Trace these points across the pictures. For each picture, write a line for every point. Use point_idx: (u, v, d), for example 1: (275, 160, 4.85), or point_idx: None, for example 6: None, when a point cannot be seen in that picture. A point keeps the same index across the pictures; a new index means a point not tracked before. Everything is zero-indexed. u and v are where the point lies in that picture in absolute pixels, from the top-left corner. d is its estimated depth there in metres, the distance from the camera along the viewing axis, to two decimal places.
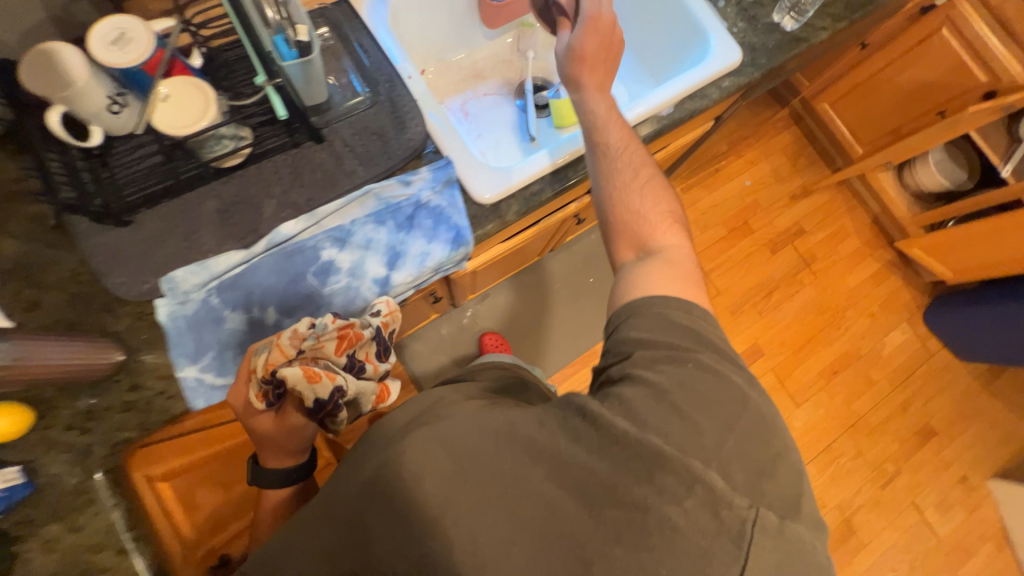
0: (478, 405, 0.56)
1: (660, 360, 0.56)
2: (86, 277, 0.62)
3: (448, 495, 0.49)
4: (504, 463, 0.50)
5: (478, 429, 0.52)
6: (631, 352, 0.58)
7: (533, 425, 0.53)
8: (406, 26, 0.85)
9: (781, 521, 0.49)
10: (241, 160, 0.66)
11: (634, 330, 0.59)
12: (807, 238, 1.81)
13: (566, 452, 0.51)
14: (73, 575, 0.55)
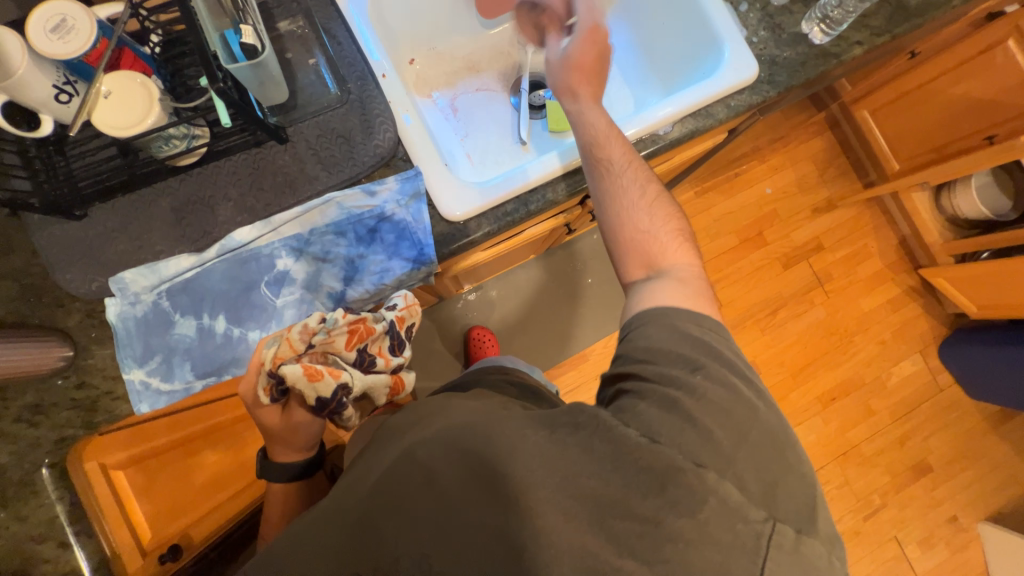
0: (472, 413, 0.55)
1: (678, 371, 0.52)
2: (38, 269, 0.61)
3: (451, 494, 0.48)
4: (509, 468, 0.48)
5: (478, 432, 0.50)
6: (643, 362, 0.54)
7: (543, 433, 0.50)
8: (392, 13, 0.79)
9: (796, 537, 0.47)
10: (199, 158, 0.62)
11: (648, 341, 0.54)
12: (826, 255, 1.70)
13: (576, 461, 0.48)
14: (17, 561, 0.58)
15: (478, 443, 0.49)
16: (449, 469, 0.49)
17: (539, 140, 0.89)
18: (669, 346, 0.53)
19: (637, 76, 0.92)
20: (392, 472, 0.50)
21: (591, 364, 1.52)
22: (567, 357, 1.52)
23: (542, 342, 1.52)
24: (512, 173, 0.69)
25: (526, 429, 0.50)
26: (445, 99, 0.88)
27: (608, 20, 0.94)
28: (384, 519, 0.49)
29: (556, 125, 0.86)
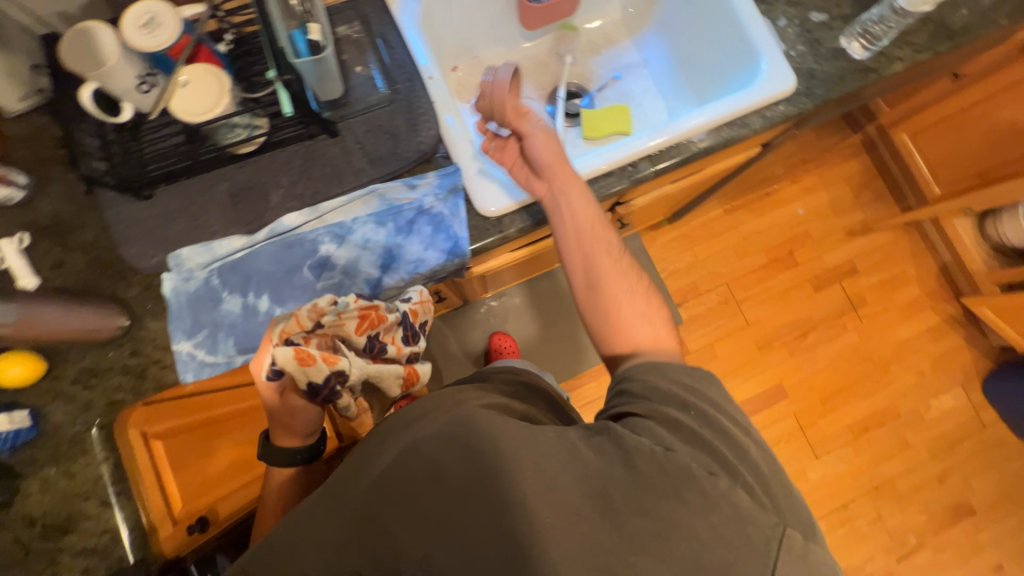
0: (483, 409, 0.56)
1: (670, 406, 0.55)
2: (105, 243, 0.67)
3: (460, 484, 0.49)
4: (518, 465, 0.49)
5: (492, 426, 0.52)
6: (638, 394, 0.57)
7: (552, 432, 0.51)
8: (441, 23, 0.83)
9: (806, 543, 0.46)
10: (256, 148, 0.67)
11: (640, 380, 0.58)
12: (859, 279, 1.65)
13: (589, 462, 0.49)
14: (63, 513, 0.62)
15: (484, 440, 0.50)
16: (457, 458, 0.50)
17: (573, 146, 0.91)
18: (656, 384, 0.57)
19: (672, 89, 0.94)
20: (400, 460, 0.51)
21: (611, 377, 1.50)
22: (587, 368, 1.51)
23: (563, 352, 1.51)
24: None
25: (533, 433, 0.51)
26: (485, 105, 0.93)
27: (645, 36, 0.96)
28: (395, 499, 0.49)
29: (590, 132, 0.88)
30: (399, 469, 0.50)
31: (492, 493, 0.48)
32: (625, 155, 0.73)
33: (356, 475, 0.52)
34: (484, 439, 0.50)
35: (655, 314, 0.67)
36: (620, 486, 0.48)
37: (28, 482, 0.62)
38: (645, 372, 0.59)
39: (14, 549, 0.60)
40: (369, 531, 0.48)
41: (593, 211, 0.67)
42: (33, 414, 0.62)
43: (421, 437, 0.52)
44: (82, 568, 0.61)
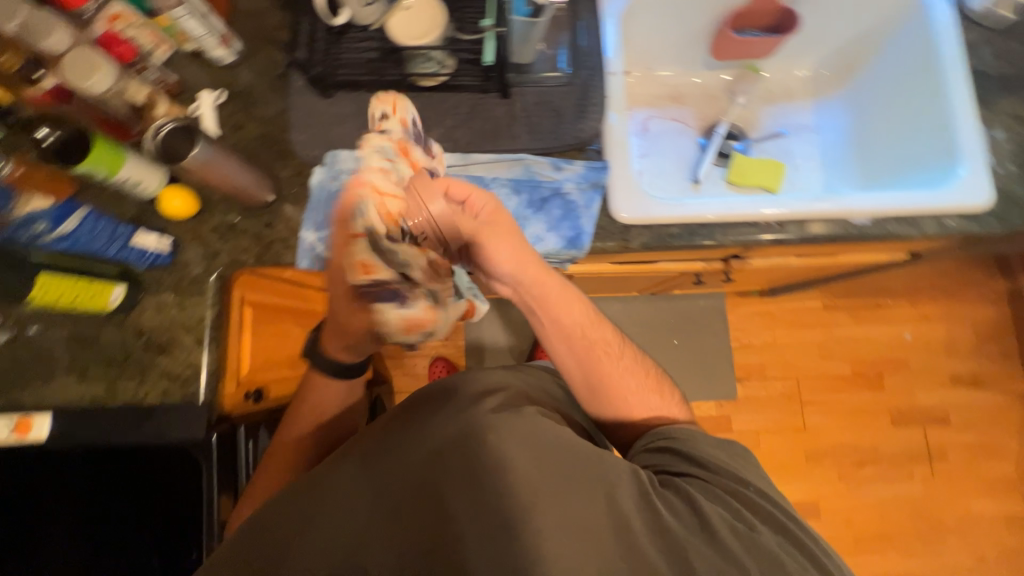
0: (521, 416, 0.58)
1: (702, 464, 0.59)
2: (279, 123, 0.73)
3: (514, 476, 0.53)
4: (563, 483, 0.53)
5: (535, 443, 0.55)
6: (667, 452, 0.61)
7: (600, 461, 0.55)
8: (636, 25, 0.84)
9: None
10: (433, 85, 0.71)
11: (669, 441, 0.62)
12: (947, 432, 1.46)
13: (631, 500, 0.53)
14: (164, 335, 0.69)
15: (525, 452, 0.54)
16: (530, 456, 0.54)
17: (711, 185, 0.88)
18: (693, 445, 0.61)
19: (838, 162, 0.88)
20: (455, 438, 0.55)
21: None
22: None
23: None
24: (687, 202, 0.70)
25: (592, 454, 0.56)
26: (640, 116, 0.91)
27: (830, 102, 0.92)
28: (470, 474, 0.53)
29: (735, 176, 0.86)
30: (460, 448, 0.55)
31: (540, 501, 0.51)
32: (775, 212, 0.70)
33: (412, 437, 0.57)
34: (553, 448, 0.55)
35: (651, 398, 0.67)
36: (680, 531, 0.52)
37: (147, 300, 0.69)
38: (678, 436, 0.62)
39: (120, 350, 0.68)
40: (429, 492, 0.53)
41: (585, 313, 0.64)
42: (173, 244, 0.69)
43: (495, 425, 0.56)
44: (162, 388, 0.67)
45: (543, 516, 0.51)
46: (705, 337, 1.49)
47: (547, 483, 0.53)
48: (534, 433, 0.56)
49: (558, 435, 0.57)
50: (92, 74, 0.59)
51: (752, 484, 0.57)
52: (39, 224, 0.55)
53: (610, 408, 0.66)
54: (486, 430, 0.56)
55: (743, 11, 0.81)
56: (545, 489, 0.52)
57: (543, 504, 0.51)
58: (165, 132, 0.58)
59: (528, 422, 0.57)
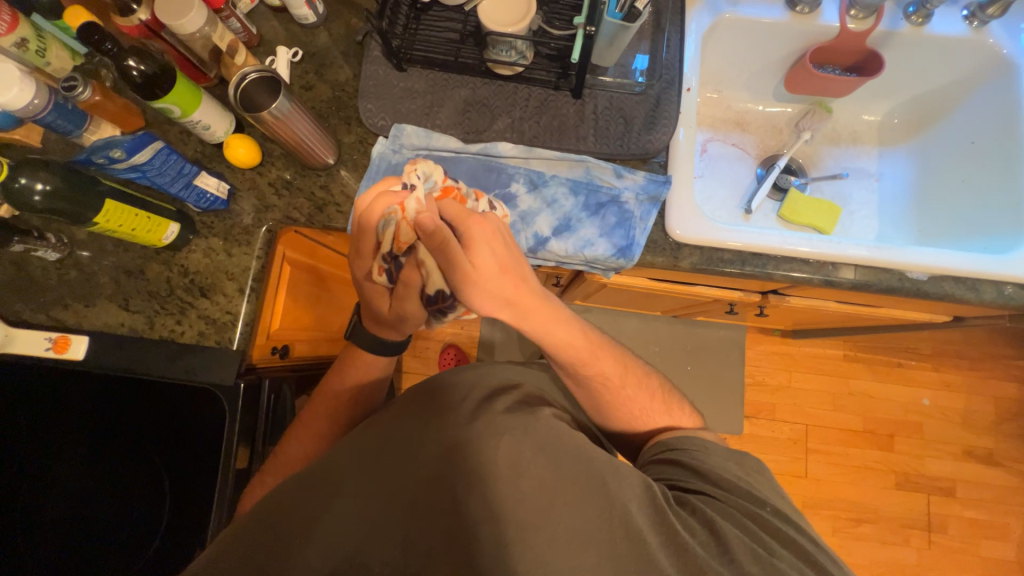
0: (526, 423, 0.53)
1: (706, 471, 0.55)
2: (350, 89, 0.74)
3: (519, 476, 0.48)
4: (569, 490, 0.48)
5: (540, 447, 0.50)
6: (672, 460, 0.58)
7: (614, 473, 0.50)
8: (714, 46, 0.83)
9: None
10: (509, 74, 0.72)
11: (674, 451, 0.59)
12: (952, 504, 1.40)
13: (643, 520, 0.47)
14: (208, 279, 0.69)
15: (531, 457, 0.49)
16: (541, 456, 0.49)
17: (762, 217, 0.87)
18: (698, 459, 0.57)
19: (895, 213, 0.86)
20: (463, 433, 0.51)
21: None
22: None
23: None
24: (746, 229, 0.69)
25: (606, 460, 0.51)
26: (701, 136, 0.90)
27: (896, 152, 0.90)
28: (481, 467, 0.48)
29: (789, 213, 0.84)
30: (467, 442, 0.50)
31: (547, 508, 0.46)
32: (837, 253, 0.68)
33: (423, 427, 0.53)
34: (563, 449, 0.50)
35: (651, 406, 0.64)
36: (699, 552, 0.46)
37: (196, 242, 0.70)
38: (683, 451, 0.58)
39: (164, 286, 0.69)
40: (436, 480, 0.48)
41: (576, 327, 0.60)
42: (230, 192, 0.70)
43: (506, 421, 0.52)
44: (199, 330, 0.68)
45: (554, 521, 0.46)
46: (719, 368, 1.47)
47: (559, 486, 0.48)
48: (544, 433, 0.51)
49: (569, 438, 0.52)
50: (186, 13, 0.60)
51: (769, 502, 0.52)
52: (115, 150, 0.56)
53: (623, 411, 0.64)
54: (497, 426, 0.51)
55: (826, 48, 0.81)
56: (558, 493, 0.47)
57: (557, 509, 0.46)
58: (248, 80, 0.57)
59: (540, 423, 0.52)
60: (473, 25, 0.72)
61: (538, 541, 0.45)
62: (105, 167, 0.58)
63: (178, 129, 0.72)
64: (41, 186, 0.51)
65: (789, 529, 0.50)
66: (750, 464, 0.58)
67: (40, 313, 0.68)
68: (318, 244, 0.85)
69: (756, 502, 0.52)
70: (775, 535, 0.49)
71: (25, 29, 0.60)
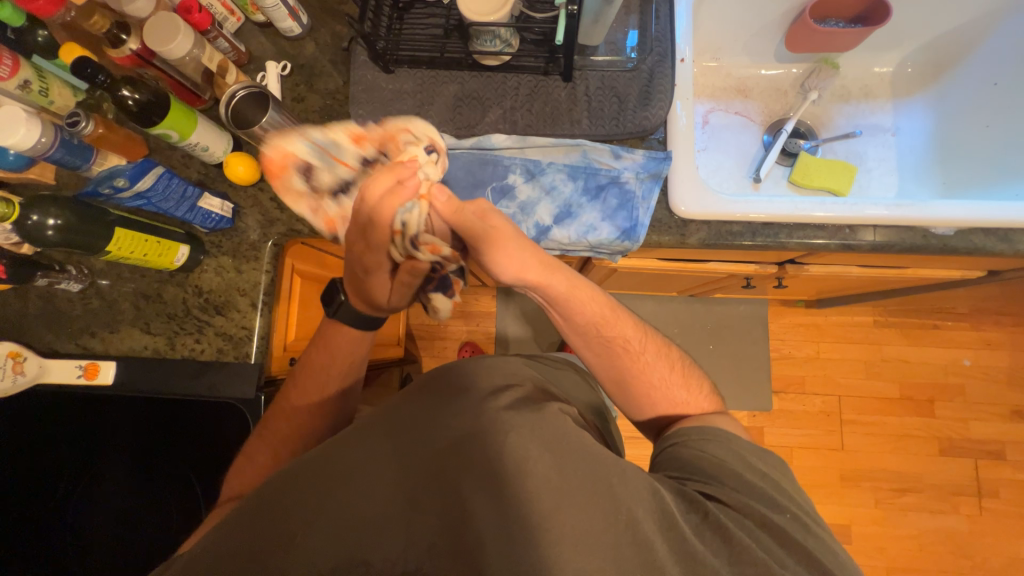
0: (528, 417, 0.50)
1: (707, 469, 0.52)
2: (340, 97, 0.74)
3: (523, 478, 0.45)
4: (570, 495, 0.44)
5: (543, 449, 0.47)
6: (678, 454, 0.55)
7: (622, 479, 0.46)
8: (707, 12, 0.80)
9: None
10: (496, 64, 0.70)
11: (682, 446, 0.55)
12: (1001, 468, 1.33)
13: (652, 527, 0.44)
14: (221, 297, 0.71)
15: (535, 460, 0.46)
16: (547, 456, 0.46)
17: (772, 185, 0.84)
18: (711, 452, 0.53)
19: (916, 167, 0.81)
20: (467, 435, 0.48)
21: None
22: None
23: None
24: (755, 198, 0.67)
25: (613, 462, 0.48)
26: (701, 108, 0.87)
27: (912, 103, 0.85)
28: (488, 466, 0.46)
29: (800, 177, 0.81)
30: (475, 442, 0.47)
31: (547, 519, 0.43)
32: (854, 215, 0.65)
33: (431, 421, 0.50)
34: (569, 447, 0.48)
35: (669, 377, 0.62)
36: (705, 556, 0.44)
37: (207, 262, 0.72)
38: (695, 442, 0.54)
39: (181, 307, 0.71)
40: (446, 475, 0.45)
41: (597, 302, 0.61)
42: (234, 211, 0.71)
43: (513, 418, 0.49)
44: (217, 347, 0.70)
45: (559, 523, 0.43)
46: (742, 343, 1.43)
47: (565, 486, 0.45)
48: (552, 430, 0.49)
49: (577, 437, 0.49)
50: (173, 39, 0.61)
51: (787, 505, 0.48)
52: (119, 180, 0.58)
53: (646, 374, 0.62)
54: (505, 422, 0.49)
55: (826, 0, 0.77)
56: (563, 495, 0.44)
57: (561, 512, 0.43)
58: (237, 98, 0.58)
59: (548, 421, 0.50)
60: (455, 17, 0.71)
61: (544, 543, 0.42)
62: (113, 198, 0.60)
63: (180, 153, 0.74)
64: (53, 221, 0.53)
65: (803, 532, 0.47)
66: (771, 460, 0.54)
67: (70, 343, 0.71)
68: (324, 254, 0.86)
69: (769, 505, 0.48)
70: (785, 540, 0.46)
71: (26, 71, 0.62)
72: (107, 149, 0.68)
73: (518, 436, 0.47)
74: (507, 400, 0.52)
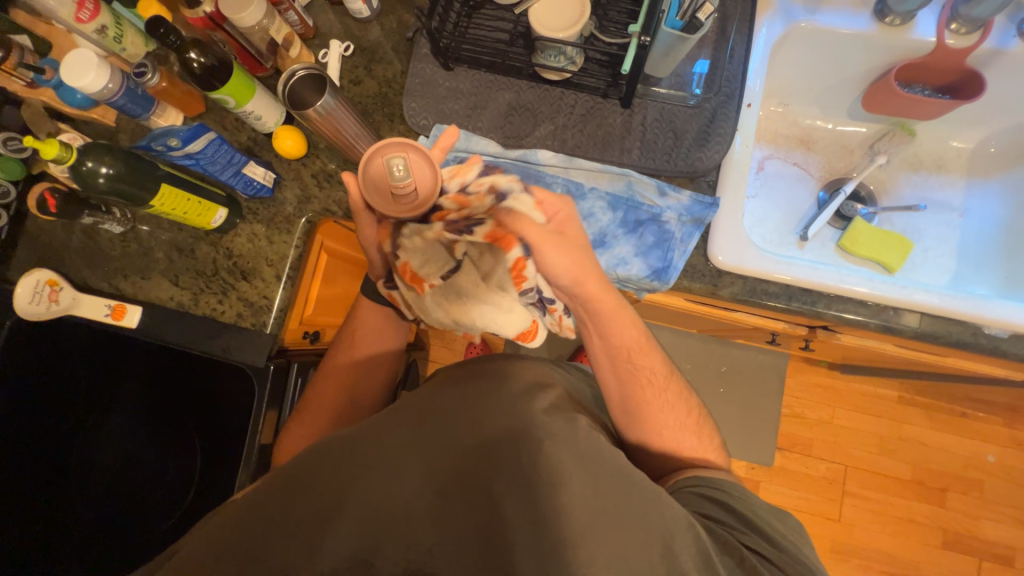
0: (560, 426, 0.48)
1: (740, 515, 0.50)
2: (396, 86, 0.74)
3: (545, 479, 0.44)
4: (603, 514, 0.43)
5: (572, 465, 0.45)
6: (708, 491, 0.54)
7: (651, 504, 0.44)
8: (785, 56, 0.76)
9: None
10: (556, 79, 0.69)
11: (720, 489, 0.54)
12: (1006, 575, 1.26)
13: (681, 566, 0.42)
14: (249, 262, 0.72)
15: (559, 472, 0.44)
16: (577, 470, 0.45)
17: (818, 246, 0.80)
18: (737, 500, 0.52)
19: (977, 255, 0.76)
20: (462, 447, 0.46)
21: None
22: None
23: None
24: (798, 261, 0.64)
25: (647, 488, 0.45)
26: (758, 153, 0.84)
27: (988, 184, 0.80)
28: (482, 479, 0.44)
29: (849, 242, 0.77)
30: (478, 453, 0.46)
31: (565, 532, 0.41)
32: (901, 298, 0.61)
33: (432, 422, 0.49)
34: (601, 464, 0.46)
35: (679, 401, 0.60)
36: None
37: (241, 227, 0.73)
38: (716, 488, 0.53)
39: (210, 266, 0.73)
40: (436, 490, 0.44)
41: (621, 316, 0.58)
42: (274, 181, 0.72)
43: (547, 425, 0.48)
44: (237, 311, 0.72)
45: (588, 544, 0.41)
46: (755, 393, 1.38)
47: (596, 505, 0.43)
48: (584, 444, 0.47)
49: (610, 456, 0.47)
50: (246, 7, 0.63)
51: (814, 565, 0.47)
52: (172, 139, 0.60)
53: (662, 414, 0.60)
54: (540, 431, 0.47)
55: (915, 64, 0.72)
56: (593, 512, 0.42)
57: (588, 531, 0.41)
58: (296, 78, 0.59)
59: (582, 437, 0.48)
60: (523, 26, 0.70)
61: (562, 557, 0.40)
62: (164, 154, 0.62)
63: (233, 117, 0.75)
64: (105, 169, 0.56)
65: None
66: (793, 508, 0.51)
67: (103, 281, 0.74)
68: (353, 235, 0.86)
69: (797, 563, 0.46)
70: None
71: (106, 17, 0.65)
72: (167, 102, 0.70)
73: (562, 452, 0.46)
74: (550, 409, 0.51)
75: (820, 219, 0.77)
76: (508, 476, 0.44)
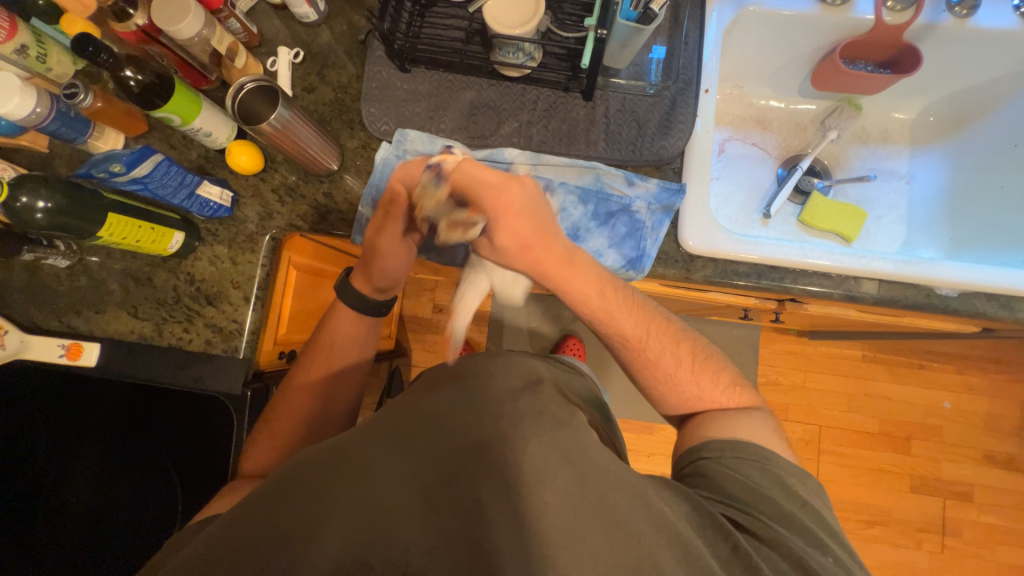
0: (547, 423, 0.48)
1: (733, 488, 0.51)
2: (352, 91, 0.71)
3: (536, 477, 0.43)
4: (592, 510, 0.43)
5: (561, 463, 0.44)
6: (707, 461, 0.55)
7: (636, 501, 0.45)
8: (737, 40, 0.78)
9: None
10: (516, 76, 0.68)
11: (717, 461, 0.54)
12: (967, 509, 1.36)
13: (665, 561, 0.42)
14: (214, 286, 0.69)
15: (545, 475, 0.44)
16: (566, 467, 0.44)
17: (781, 221, 0.83)
18: (736, 471, 0.53)
19: (925, 219, 0.81)
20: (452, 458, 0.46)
21: (649, 439, 1.35)
22: (635, 417, 1.36)
23: (620, 394, 1.37)
24: (764, 240, 0.66)
25: (630, 484, 0.46)
26: (719, 135, 0.86)
27: (929, 152, 0.85)
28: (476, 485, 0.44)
29: (809, 216, 0.80)
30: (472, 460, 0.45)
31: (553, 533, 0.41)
32: (860, 268, 0.64)
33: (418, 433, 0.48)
34: (591, 459, 0.46)
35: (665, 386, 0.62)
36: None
37: (200, 251, 0.69)
38: (713, 462, 0.54)
39: (171, 294, 0.69)
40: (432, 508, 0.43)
41: (596, 283, 0.58)
42: (232, 199, 0.69)
43: (535, 424, 0.47)
44: (206, 338, 0.69)
45: (575, 543, 0.41)
46: (732, 365, 1.43)
47: (584, 502, 0.43)
48: (574, 441, 0.47)
49: (597, 451, 0.47)
50: (182, 19, 0.59)
51: (805, 525, 0.49)
52: (115, 165, 0.56)
53: (645, 401, 0.63)
54: (525, 429, 0.47)
55: (857, 42, 0.75)
56: (579, 508, 0.43)
57: (578, 528, 0.42)
58: (246, 91, 0.57)
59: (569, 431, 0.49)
60: (478, 22, 0.69)
61: (551, 552, 0.41)
62: (107, 181, 0.58)
63: (180, 134, 0.71)
64: (43, 204, 0.51)
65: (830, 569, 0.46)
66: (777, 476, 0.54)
67: (54, 319, 0.69)
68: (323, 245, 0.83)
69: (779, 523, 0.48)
70: (798, 567, 0.45)
71: (24, 36, 0.59)
72: (104, 123, 0.65)
73: (554, 452, 0.45)
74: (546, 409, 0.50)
75: (781, 196, 0.80)
76: (503, 482, 0.44)
